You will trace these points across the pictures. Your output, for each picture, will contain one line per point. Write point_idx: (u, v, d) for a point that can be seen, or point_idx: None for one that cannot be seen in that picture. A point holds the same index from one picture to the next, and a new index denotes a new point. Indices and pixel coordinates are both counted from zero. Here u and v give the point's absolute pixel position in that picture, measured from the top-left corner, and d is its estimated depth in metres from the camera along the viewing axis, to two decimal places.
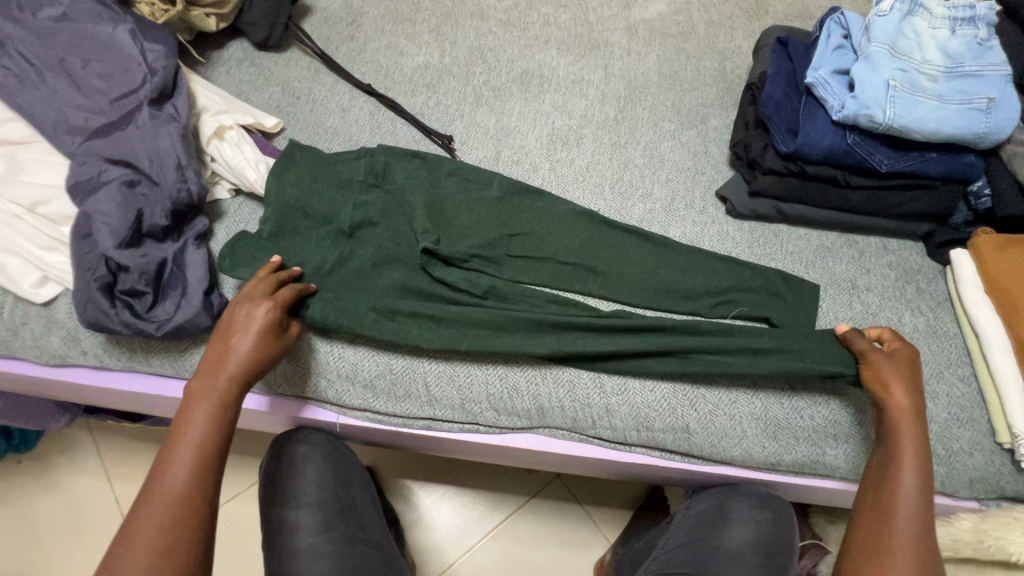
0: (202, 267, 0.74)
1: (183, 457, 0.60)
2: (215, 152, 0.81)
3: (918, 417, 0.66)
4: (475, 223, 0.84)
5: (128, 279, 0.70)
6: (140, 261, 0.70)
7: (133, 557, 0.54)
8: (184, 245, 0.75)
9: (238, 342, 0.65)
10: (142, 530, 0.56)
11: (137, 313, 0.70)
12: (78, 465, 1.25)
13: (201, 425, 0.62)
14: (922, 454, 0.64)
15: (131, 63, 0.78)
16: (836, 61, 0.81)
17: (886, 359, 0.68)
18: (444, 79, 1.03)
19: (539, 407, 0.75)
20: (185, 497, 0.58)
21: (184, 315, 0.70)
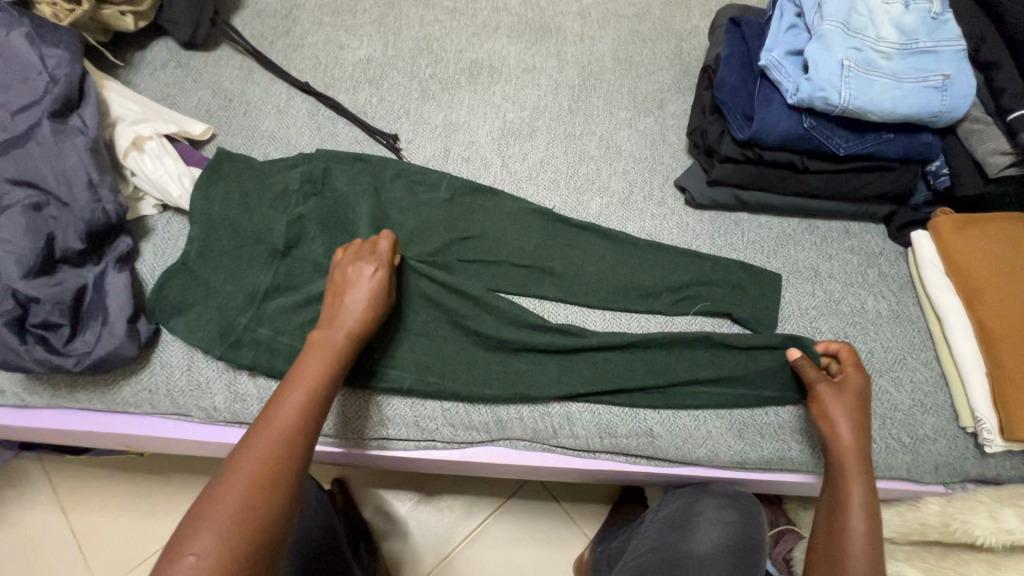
0: (125, 292, 0.68)
1: (287, 396, 0.57)
2: (134, 165, 0.74)
3: (865, 454, 0.66)
4: (423, 229, 0.80)
5: (41, 311, 0.64)
6: (53, 290, 0.64)
7: (231, 490, 0.51)
8: (105, 269, 0.69)
9: (354, 297, 0.65)
10: (238, 465, 0.52)
11: (53, 347, 0.65)
12: (30, 498, 1.19)
13: (314, 367, 0.60)
14: (870, 493, 0.64)
15: (30, 72, 0.71)
16: (791, 41, 0.77)
17: (842, 392, 0.68)
18: (388, 73, 0.97)
19: (498, 419, 0.72)
20: (286, 434, 0.55)
21: (107, 346, 0.65)
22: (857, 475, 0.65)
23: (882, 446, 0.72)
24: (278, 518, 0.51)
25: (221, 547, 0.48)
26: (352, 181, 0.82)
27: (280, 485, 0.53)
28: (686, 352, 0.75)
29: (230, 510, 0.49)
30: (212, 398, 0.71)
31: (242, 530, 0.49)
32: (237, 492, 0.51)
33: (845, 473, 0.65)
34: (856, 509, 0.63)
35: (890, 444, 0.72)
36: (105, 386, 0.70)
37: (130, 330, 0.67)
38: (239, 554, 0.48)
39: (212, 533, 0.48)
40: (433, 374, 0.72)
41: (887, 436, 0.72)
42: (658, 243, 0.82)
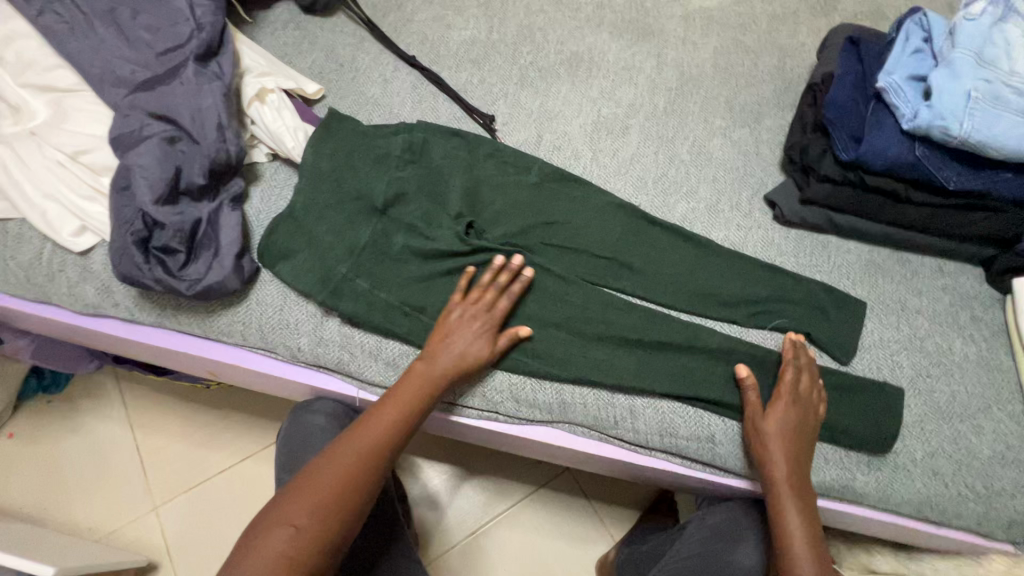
0: (235, 228, 0.74)
1: (382, 416, 0.67)
2: (256, 115, 0.80)
3: (798, 478, 0.66)
4: (511, 210, 0.82)
5: (163, 236, 0.70)
6: (177, 218, 0.70)
7: (320, 485, 0.62)
8: (220, 205, 0.75)
9: (458, 338, 0.70)
10: (330, 464, 0.63)
11: (169, 270, 0.70)
12: (104, 411, 1.29)
13: (409, 394, 0.68)
14: (807, 515, 0.65)
15: (179, 18, 0.77)
16: (913, 66, 0.75)
17: (767, 420, 0.68)
18: (490, 56, 1.00)
19: (562, 401, 0.73)
20: (370, 450, 0.65)
21: (216, 275, 0.71)
22: (792, 503, 0.65)
23: (954, 492, 0.70)
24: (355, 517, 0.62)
25: (312, 528, 0.59)
26: (448, 154, 0.85)
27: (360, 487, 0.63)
28: (757, 366, 0.74)
29: (320, 500, 0.61)
30: (297, 339, 0.75)
31: (325, 517, 0.60)
32: (327, 486, 0.62)
33: (780, 497, 0.66)
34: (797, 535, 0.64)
35: (960, 491, 0.70)
36: (205, 313, 0.76)
37: (236, 266, 0.72)
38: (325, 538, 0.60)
39: (307, 513, 0.60)
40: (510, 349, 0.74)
41: (960, 482, 0.70)
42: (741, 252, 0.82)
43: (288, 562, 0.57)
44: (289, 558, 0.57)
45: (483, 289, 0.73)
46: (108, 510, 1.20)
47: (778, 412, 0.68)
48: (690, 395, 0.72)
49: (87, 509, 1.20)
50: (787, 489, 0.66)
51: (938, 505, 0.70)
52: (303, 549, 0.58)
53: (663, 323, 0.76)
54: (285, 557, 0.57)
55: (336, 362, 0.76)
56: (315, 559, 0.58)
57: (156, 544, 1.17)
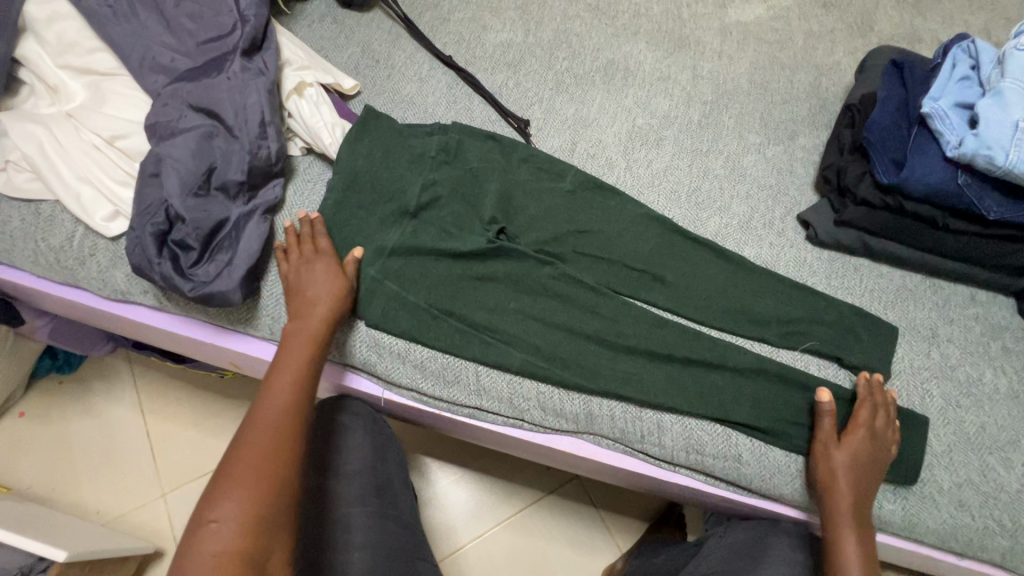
0: (256, 240, 0.72)
1: (279, 384, 0.65)
2: (293, 108, 0.79)
3: (863, 512, 0.66)
4: (545, 217, 0.82)
5: (182, 230, 0.69)
6: (199, 215, 0.70)
7: (248, 466, 0.58)
8: (251, 212, 0.74)
9: (314, 293, 0.70)
10: (257, 442, 0.60)
11: (179, 267, 0.69)
12: (115, 394, 1.28)
13: (289, 362, 0.67)
14: (865, 551, 0.64)
15: (222, 8, 0.77)
16: (960, 93, 0.75)
17: (837, 451, 0.67)
18: (526, 60, 0.99)
19: (589, 412, 0.73)
20: (286, 425, 0.62)
21: (222, 284, 0.69)
22: (852, 535, 0.64)
23: (981, 525, 0.69)
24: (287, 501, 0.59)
25: (241, 514, 0.55)
26: (484, 158, 0.85)
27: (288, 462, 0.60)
28: (788, 388, 0.73)
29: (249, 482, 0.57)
30: None
31: (259, 500, 0.57)
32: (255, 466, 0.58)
33: (840, 530, 0.65)
34: (850, 569, 0.63)
35: (988, 524, 0.69)
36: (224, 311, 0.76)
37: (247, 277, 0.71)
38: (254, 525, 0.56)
39: (235, 501, 0.56)
40: (539, 357, 0.73)
41: (988, 516, 0.69)
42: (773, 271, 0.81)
43: (222, 556, 0.53)
44: (224, 551, 0.54)
45: (303, 241, 0.74)
46: (116, 495, 1.19)
47: (851, 444, 0.67)
48: (719, 415, 0.71)
49: (95, 492, 1.19)
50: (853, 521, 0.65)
51: (964, 537, 0.69)
52: (235, 538, 0.54)
53: (693, 339, 0.76)
54: (217, 552, 0.53)
55: (363, 361, 0.75)
56: (253, 547, 0.55)
57: (162, 530, 1.17)
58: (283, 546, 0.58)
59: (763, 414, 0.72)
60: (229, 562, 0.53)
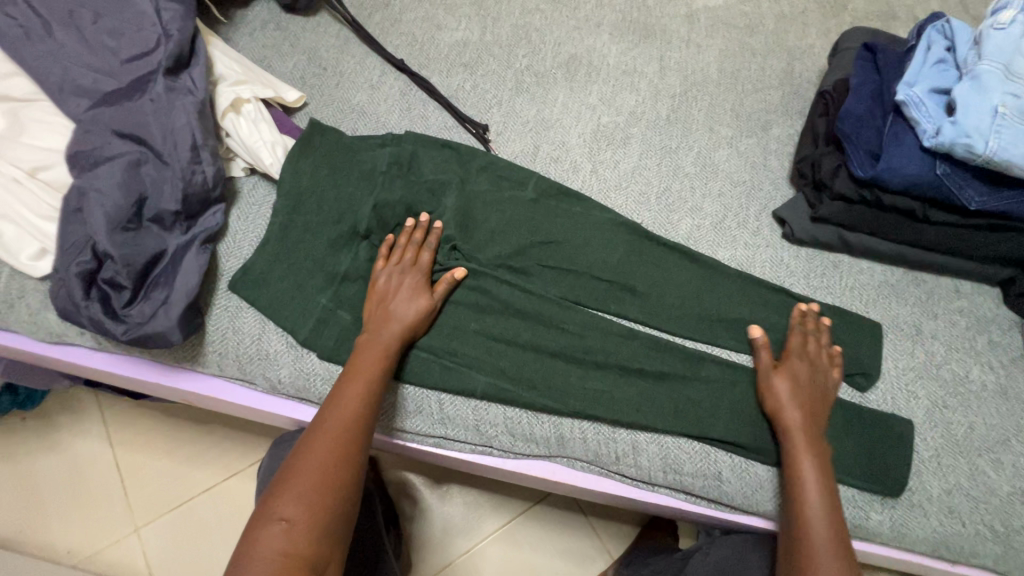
0: (195, 273, 0.67)
1: (349, 389, 0.62)
2: (230, 127, 0.74)
3: (813, 440, 0.64)
4: (506, 230, 0.77)
5: (112, 268, 0.64)
6: (131, 250, 0.65)
7: (309, 466, 0.56)
8: (190, 242, 0.69)
9: (397, 310, 0.68)
10: (319, 448, 0.58)
11: (111, 308, 0.64)
12: (82, 427, 1.23)
13: (366, 366, 0.64)
14: (824, 478, 0.62)
15: (145, 22, 0.71)
16: (936, 78, 0.70)
17: (780, 375, 0.67)
18: (483, 60, 0.94)
19: (560, 435, 0.69)
20: (348, 430, 0.60)
21: (158, 324, 0.64)
22: (809, 459, 0.63)
23: (971, 531, 0.66)
24: (345, 505, 0.57)
25: (308, 517, 0.54)
26: (440, 170, 0.80)
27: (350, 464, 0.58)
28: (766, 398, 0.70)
29: (313, 482, 0.55)
30: (277, 370, 0.70)
31: (322, 508, 0.54)
32: (317, 468, 0.56)
33: (798, 458, 0.63)
34: (812, 495, 0.61)
35: (980, 530, 0.66)
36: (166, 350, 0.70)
37: (185, 317, 0.66)
38: (314, 530, 0.53)
39: (303, 500, 0.54)
40: (505, 380, 0.69)
41: (978, 521, 0.66)
42: (748, 273, 0.77)
43: (287, 558, 0.51)
44: (286, 553, 0.51)
45: (403, 250, 0.72)
46: (88, 532, 1.15)
47: (791, 368, 0.68)
48: (695, 433, 0.67)
49: (65, 531, 1.15)
50: (806, 447, 0.63)
51: (955, 545, 0.66)
52: (299, 541, 0.52)
53: (666, 352, 0.72)
54: (280, 552, 0.51)
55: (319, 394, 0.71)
56: (315, 553, 0.52)
57: (137, 566, 1.13)
58: (339, 555, 0.56)
59: (743, 429, 0.68)
60: (296, 567, 0.51)
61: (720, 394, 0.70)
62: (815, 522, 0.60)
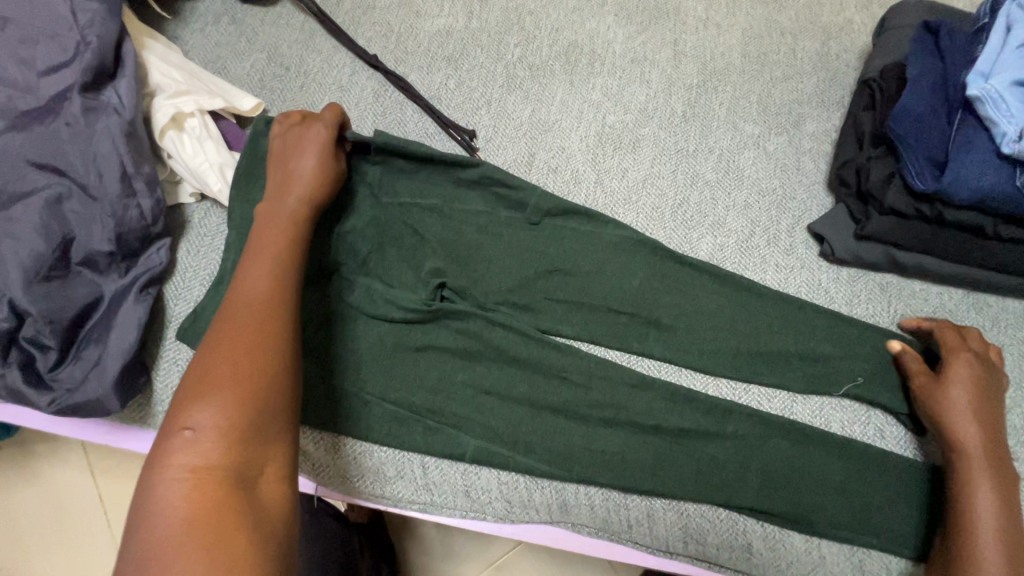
0: (135, 325, 0.58)
1: (257, 276, 0.53)
2: (171, 147, 0.63)
3: (997, 458, 0.55)
4: (499, 261, 0.66)
5: (33, 327, 0.55)
6: (55, 305, 0.55)
7: (222, 368, 0.47)
8: (129, 287, 0.60)
9: (298, 162, 0.61)
10: (231, 346, 0.48)
11: (36, 373, 0.55)
12: (62, 456, 1.17)
13: (270, 237, 0.56)
14: (1006, 500, 0.53)
15: (61, 27, 0.60)
16: (1020, 65, 0.57)
17: (952, 383, 0.57)
18: (469, 51, 0.81)
19: (563, 502, 0.60)
20: (265, 310, 0.51)
21: (92, 390, 0.55)
22: (985, 476, 0.54)
23: None
24: (276, 394, 0.48)
25: (222, 420, 0.44)
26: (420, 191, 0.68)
27: (273, 360, 0.49)
28: (806, 452, 0.60)
29: (226, 387, 0.46)
30: None
31: (242, 405, 0.45)
32: (231, 367, 0.47)
33: (973, 476, 0.54)
34: (990, 517, 0.53)
35: None
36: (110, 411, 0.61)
37: (124, 379, 0.57)
38: (234, 433, 0.44)
39: (215, 404, 0.45)
40: (500, 442, 0.60)
41: None
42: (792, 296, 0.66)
43: (198, 474, 0.41)
44: (196, 467, 0.42)
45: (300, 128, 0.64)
46: (73, 568, 1.10)
47: (960, 373, 0.58)
48: (721, 500, 0.58)
49: (48, 568, 1.10)
50: (985, 463, 0.55)
51: None
52: (217, 449, 0.43)
53: (685, 402, 0.61)
54: (189, 468, 0.41)
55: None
56: (240, 463, 0.43)
57: None
58: (276, 458, 0.46)
59: (778, 493, 0.58)
60: (205, 482, 0.41)
61: (752, 451, 0.60)
62: (990, 551, 0.51)
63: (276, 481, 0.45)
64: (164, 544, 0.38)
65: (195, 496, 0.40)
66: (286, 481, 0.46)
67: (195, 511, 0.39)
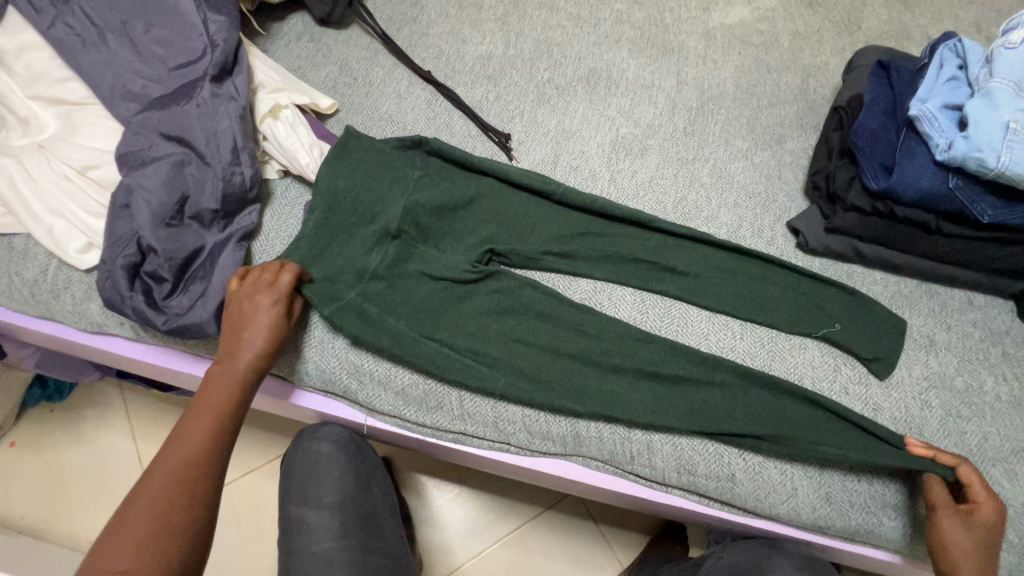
0: (232, 267, 0.71)
1: (214, 388, 0.62)
2: (268, 131, 0.78)
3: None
4: (530, 239, 0.80)
5: (155, 262, 0.68)
6: (173, 246, 0.69)
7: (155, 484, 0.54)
8: (227, 238, 0.73)
9: (251, 335, 0.65)
10: (173, 465, 0.56)
11: (152, 299, 0.68)
12: (106, 420, 1.27)
13: (219, 370, 0.64)
14: None
15: (193, 33, 0.76)
16: (948, 94, 0.73)
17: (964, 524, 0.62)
18: (506, 72, 0.98)
19: (577, 434, 0.71)
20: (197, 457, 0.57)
21: (196, 315, 0.68)
22: None
23: None
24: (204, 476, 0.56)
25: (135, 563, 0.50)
26: (467, 187, 0.82)
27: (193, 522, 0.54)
28: (778, 398, 0.71)
29: (127, 555, 0.50)
30: (304, 363, 0.73)
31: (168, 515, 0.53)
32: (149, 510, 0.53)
33: None
34: None
35: None
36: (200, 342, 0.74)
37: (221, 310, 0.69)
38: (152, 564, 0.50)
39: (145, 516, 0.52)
40: (527, 379, 0.72)
41: None
42: (775, 273, 0.79)
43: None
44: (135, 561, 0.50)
45: (263, 275, 0.68)
46: None
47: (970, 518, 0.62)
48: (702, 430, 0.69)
49: (88, 523, 1.18)
50: None
51: None
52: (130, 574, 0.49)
53: (681, 355, 0.73)
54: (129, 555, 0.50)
55: (335, 377, 0.73)
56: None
57: None
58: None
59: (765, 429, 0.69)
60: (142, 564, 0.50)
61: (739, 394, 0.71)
62: None
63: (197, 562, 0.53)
64: None
65: None
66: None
67: None
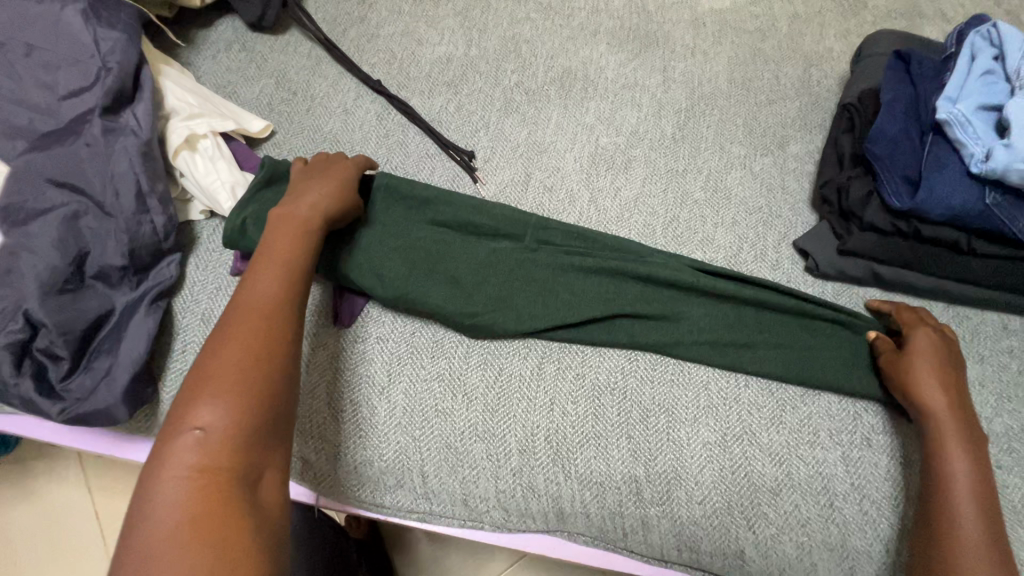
0: (145, 337, 0.60)
1: (276, 238, 0.58)
2: (184, 166, 0.66)
3: (963, 427, 0.57)
4: (487, 278, 0.66)
5: (46, 337, 0.57)
6: (69, 317, 0.57)
7: (228, 360, 0.48)
8: (140, 299, 0.62)
9: (317, 188, 0.63)
10: (243, 333, 0.50)
11: (46, 382, 0.57)
12: (56, 473, 1.14)
13: (283, 226, 0.59)
14: (977, 467, 0.55)
15: (83, 54, 0.63)
16: (983, 92, 0.62)
17: (914, 356, 0.60)
18: (468, 76, 0.86)
19: (559, 510, 0.61)
20: (268, 319, 0.52)
21: (102, 398, 0.57)
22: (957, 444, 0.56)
23: None
24: (284, 355, 0.51)
25: (227, 426, 0.45)
26: (414, 224, 0.68)
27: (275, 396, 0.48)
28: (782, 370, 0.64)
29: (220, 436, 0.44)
30: None
31: (250, 397, 0.47)
32: (227, 392, 0.46)
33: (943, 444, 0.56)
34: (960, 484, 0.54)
35: None
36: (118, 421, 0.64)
37: (132, 389, 0.59)
38: (238, 436, 0.45)
39: (224, 404, 0.45)
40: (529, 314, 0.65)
41: None
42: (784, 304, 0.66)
43: (206, 473, 0.42)
44: (202, 465, 0.42)
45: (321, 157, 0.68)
46: None
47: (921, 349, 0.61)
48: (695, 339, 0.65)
49: None
50: (954, 426, 0.57)
51: None
52: (226, 443, 0.44)
53: (674, 412, 0.63)
54: (197, 466, 0.42)
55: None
56: (244, 465, 0.44)
57: None
58: (273, 468, 0.46)
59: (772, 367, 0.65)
60: (214, 459, 0.43)
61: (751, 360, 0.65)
62: (963, 512, 0.53)
63: (275, 485, 0.46)
64: (174, 528, 0.39)
65: (198, 492, 0.41)
66: (285, 486, 0.47)
67: (198, 506, 0.40)
